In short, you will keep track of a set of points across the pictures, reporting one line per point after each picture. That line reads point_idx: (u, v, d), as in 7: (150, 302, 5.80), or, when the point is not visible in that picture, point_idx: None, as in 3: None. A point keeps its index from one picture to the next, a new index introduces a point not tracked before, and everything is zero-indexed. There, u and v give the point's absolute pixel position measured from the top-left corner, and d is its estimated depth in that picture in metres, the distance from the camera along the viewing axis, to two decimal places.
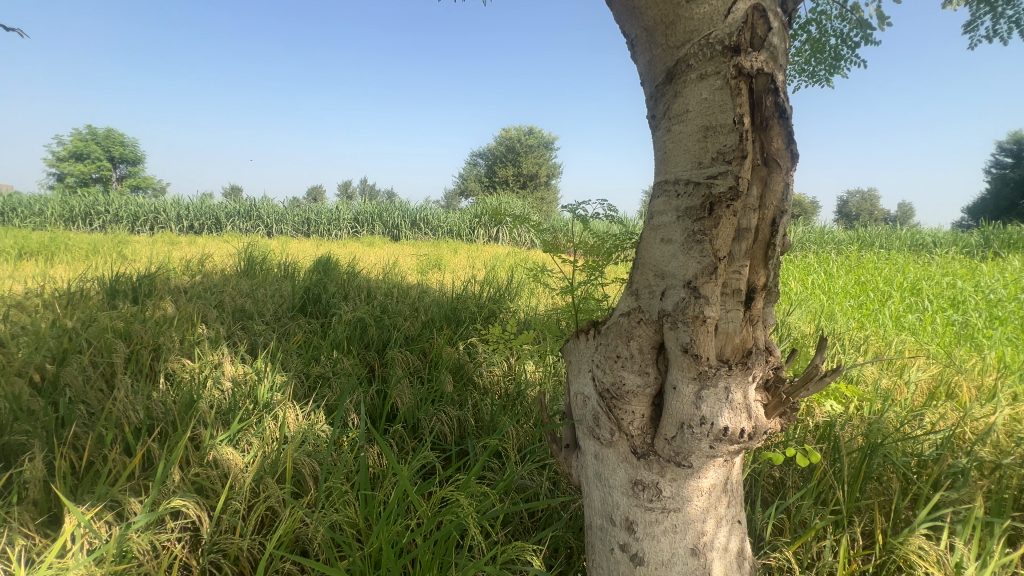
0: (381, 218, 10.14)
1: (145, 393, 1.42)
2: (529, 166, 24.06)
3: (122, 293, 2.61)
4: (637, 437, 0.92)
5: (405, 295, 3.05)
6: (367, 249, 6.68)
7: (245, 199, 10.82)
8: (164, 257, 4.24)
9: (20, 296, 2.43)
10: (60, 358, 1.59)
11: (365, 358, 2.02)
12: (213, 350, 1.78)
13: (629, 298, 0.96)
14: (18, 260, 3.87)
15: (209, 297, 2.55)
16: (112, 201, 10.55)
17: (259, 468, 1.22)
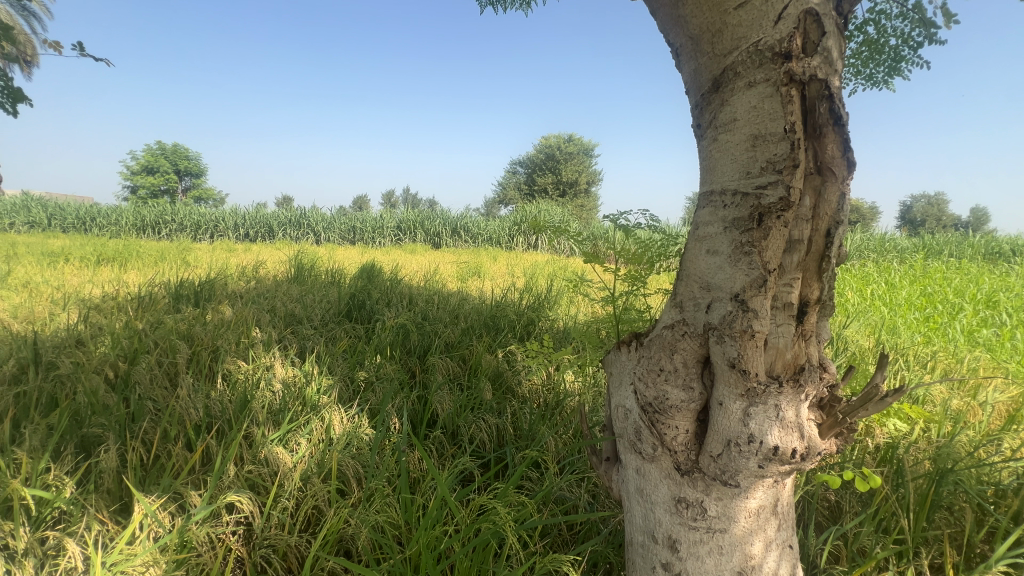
0: (422, 226, 10.36)
1: (205, 392, 1.51)
2: (568, 173, 24.01)
3: (185, 297, 2.80)
4: (680, 453, 0.90)
5: (446, 302, 3.11)
6: (409, 257, 6.85)
7: (296, 208, 11.37)
8: (223, 264, 4.52)
9: (98, 300, 2.64)
10: (131, 358, 1.72)
11: (407, 363, 2.07)
12: (266, 352, 1.88)
13: (673, 310, 0.94)
14: (97, 266, 4.24)
15: (263, 302, 2.70)
16: (178, 210, 11.36)
17: (307, 467, 1.27)
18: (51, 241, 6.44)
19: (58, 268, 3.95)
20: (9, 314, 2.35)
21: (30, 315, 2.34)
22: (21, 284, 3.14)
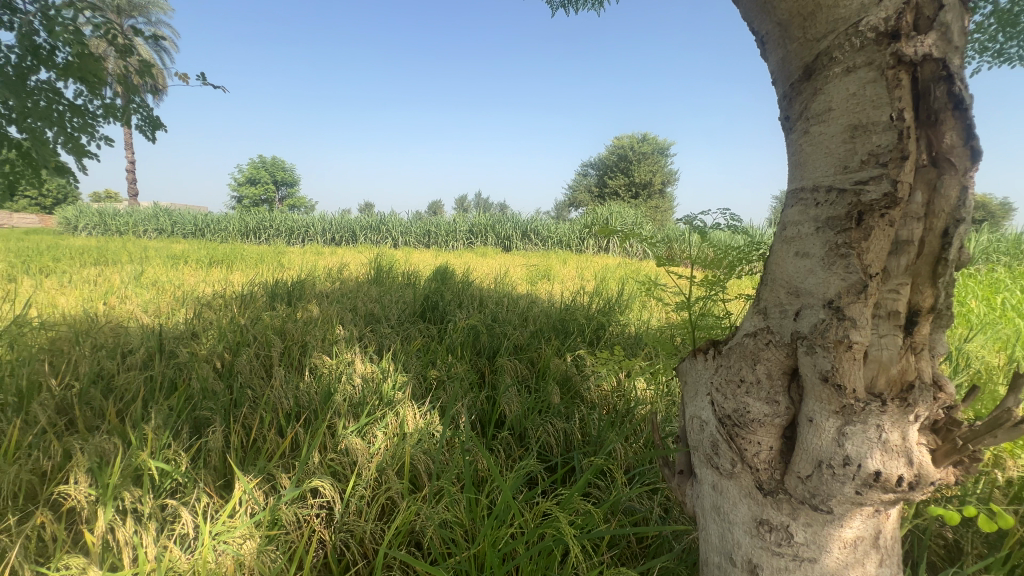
0: (493, 230, 10.56)
1: (295, 384, 1.65)
2: (641, 174, 23.31)
3: (280, 296, 3.08)
4: (763, 471, 0.83)
5: (515, 305, 3.14)
6: (480, 260, 7.02)
7: (377, 214, 12.08)
8: (312, 266, 4.92)
9: (210, 298, 2.98)
10: (235, 350, 1.92)
11: (477, 364, 2.12)
12: (347, 349, 2.01)
13: (756, 317, 0.88)
14: (209, 267, 4.79)
15: (346, 301, 2.90)
16: (275, 217, 12.53)
17: (383, 459, 1.33)
18: (174, 246, 7.34)
19: (179, 269, 4.52)
20: (141, 309, 2.72)
21: (157, 310, 2.69)
22: (151, 283, 3.62)
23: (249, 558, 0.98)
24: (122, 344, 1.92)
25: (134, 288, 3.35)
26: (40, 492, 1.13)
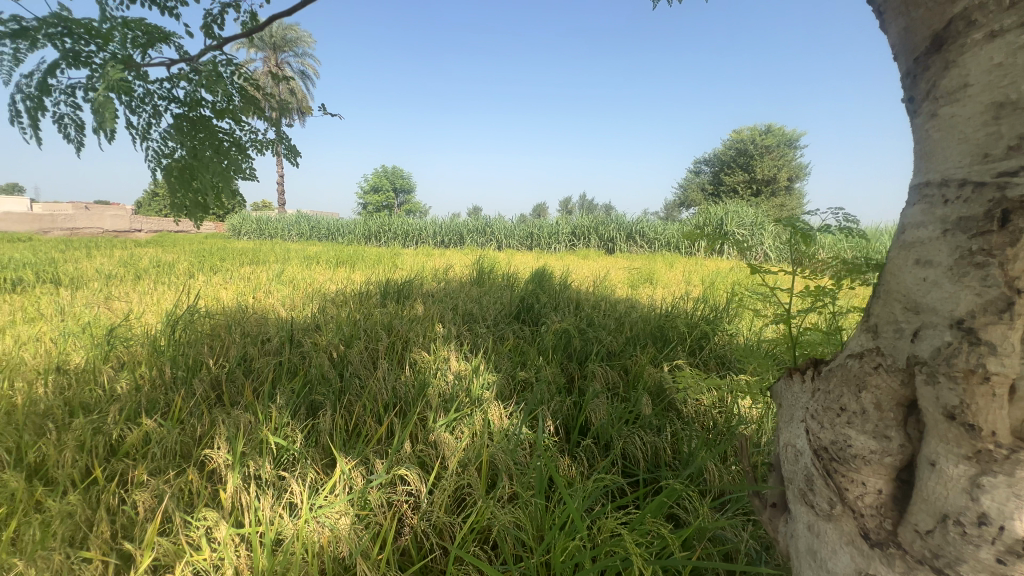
0: (596, 232, 10.38)
1: (395, 376, 1.78)
2: (764, 170, 21.23)
3: (391, 294, 3.35)
4: (868, 518, 0.70)
5: (612, 309, 3.06)
6: (582, 262, 6.95)
7: (484, 217, 12.58)
8: (422, 267, 5.27)
9: (333, 295, 3.34)
10: (348, 342, 2.12)
11: (567, 368, 2.10)
12: (444, 346, 2.11)
13: (865, 336, 0.76)
14: (337, 267, 5.38)
15: (448, 301, 3.05)
16: (394, 222, 13.69)
17: (466, 455, 1.38)
18: (309, 249, 8.34)
19: (313, 269, 5.15)
20: (280, 303, 3.13)
21: (291, 304, 3.08)
22: (290, 280, 4.18)
23: (342, 531, 1.07)
24: (262, 333, 2.22)
25: (276, 285, 3.87)
26: (192, 450, 1.35)
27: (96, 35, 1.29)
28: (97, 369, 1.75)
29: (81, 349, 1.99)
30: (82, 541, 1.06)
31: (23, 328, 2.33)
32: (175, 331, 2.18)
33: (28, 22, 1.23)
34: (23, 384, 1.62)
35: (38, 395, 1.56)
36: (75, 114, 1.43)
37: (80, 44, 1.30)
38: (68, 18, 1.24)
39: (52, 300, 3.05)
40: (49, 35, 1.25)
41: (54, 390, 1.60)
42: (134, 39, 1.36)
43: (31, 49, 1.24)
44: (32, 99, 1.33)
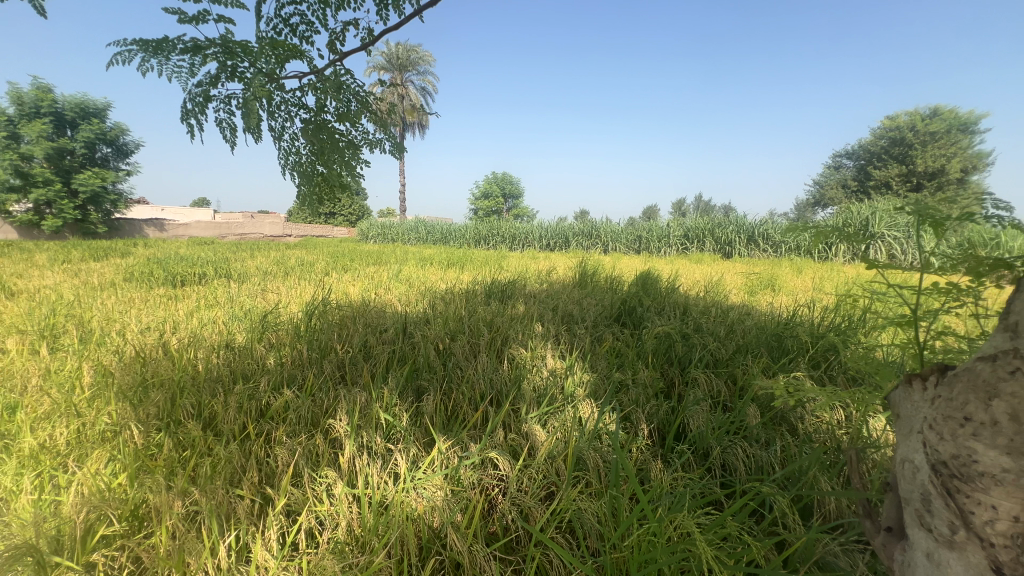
0: (712, 234, 9.67)
1: (493, 368, 1.87)
2: (926, 160, 17.99)
3: (495, 294, 3.50)
4: (1000, 549, 0.58)
5: (724, 315, 2.85)
6: (694, 266, 6.54)
7: (590, 221, 12.46)
8: (527, 269, 5.40)
9: (444, 293, 3.59)
10: (453, 335, 2.28)
11: (667, 373, 2.01)
12: (542, 343, 2.16)
13: (1001, 335, 0.64)
14: (448, 268, 5.75)
15: (549, 302, 3.10)
16: (502, 226, 14.21)
17: (555, 447, 1.41)
18: (425, 252, 9.01)
19: (427, 269, 5.56)
20: (397, 299, 3.46)
21: (407, 300, 3.38)
22: (408, 279, 4.57)
23: (437, 502, 1.18)
24: (380, 323, 2.49)
25: (396, 283, 4.28)
26: (319, 419, 1.56)
27: (247, 53, 1.55)
28: (254, 346, 2.10)
29: (244, 331, 2.41)
30: (238, 482, 1.29)
31: (206, 311, 2.88)
32: (313, 319, 2.53)
33: (201, 45, 1.54)
34: (204, 355, 2.02)
35: (213, 364, 1.92)
36: (231, 119, 1.74)
37: (237, 61, 1.59)
38: (229, 40, 1.53)
39: (227, 291, 3.72)
40: (216, 55, 1.55)
41: (224, 360, 1.96)
42: (275, 55, 1.60)
43: (201, 66, 1.56)
44: (200, 107, 1.65)
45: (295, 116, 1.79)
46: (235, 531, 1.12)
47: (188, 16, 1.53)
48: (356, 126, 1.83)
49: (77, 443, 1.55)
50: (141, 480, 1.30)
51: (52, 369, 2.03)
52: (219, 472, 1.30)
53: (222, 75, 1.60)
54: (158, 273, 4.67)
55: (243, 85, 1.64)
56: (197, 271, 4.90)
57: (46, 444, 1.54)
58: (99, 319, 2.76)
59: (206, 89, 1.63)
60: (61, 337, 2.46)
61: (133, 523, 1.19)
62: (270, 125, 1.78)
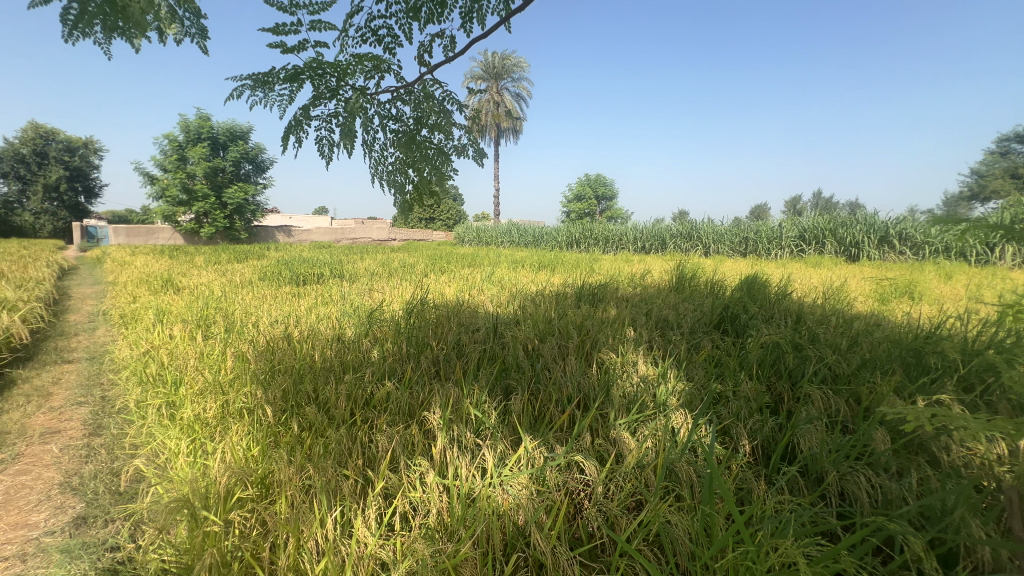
0: (834, 234, 8.61)
1: (581, 371, 1.84)
2: None
3: (587, 297, 3.45)
4: None
5: (847, 326, 2.52)
6: (811, 270, 5.87)
7: (690, 221, 11.79)
8: (620, 272, 5.25)
9: (534, 295, 3.62)
10: (542, 337, 2.29)
11: (775, 386, 1.83)
12: (633, 348, 2.08)
13: None
14: (540, 271, 5.79)
15: (642, 306, 2.98)
16: (595, 229, 14.03)
17: (644, 456, 1.36)
18: (519, 255, 9.17)
19: (519, 272, 5.65)
20: (489, 300, 3.56)
21: (498, 302, 3.46)
22: (500, 281, 4.69)
23: (522, 500, 1.20)
24: (472, 323, 2.58)
25: (489, 285, 4.41)
26: (414, 411, 1.66)
27: (340, 71, 1.69)
28: (361, 341, 2.30)
29: (353, 326, 2.64)
30: (345, 463, 1.42)
31: (323, 308, 3.21)
32: (412, 317, 2.70)
33: (301, 70, 1.70)
34: (320, 347, 2.25)
35: (327, 355, 2.14)
36: (330, 136, 1.90)
37: (333, 81, 1.74)
38: (325, 63, 1.67)
39: (341, 290, 4.11)
40: (313, 77, 1.71)
41: (336, 352, 2.16)
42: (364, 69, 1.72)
43: (302, 89, 1.72)
44: (304, 128, 1.83)
45: (386, 127, 1.91)
46: (341, 506, 1.23)
47: (288, 46, 1.70)
48: (440, 131, 1.89)
49: (222, 417, 1.82)
50: (268, 454, 1.49)
51: (205, 354, 2.40)
52: (330, 453, 1.44)
53: (320, 95, 1.76)
54: (286, 273, 5.31)
55: (339, 103, 1.79)
56: (317, 271, 5.49)
57: (200, 416, 1.83)
58: (240, 312, 3.21)
59: (308, 110, 1.80)
60: (212, 327, 2.90)
61: (261, 490, 1.37)
62: (363, 138, 1.92)
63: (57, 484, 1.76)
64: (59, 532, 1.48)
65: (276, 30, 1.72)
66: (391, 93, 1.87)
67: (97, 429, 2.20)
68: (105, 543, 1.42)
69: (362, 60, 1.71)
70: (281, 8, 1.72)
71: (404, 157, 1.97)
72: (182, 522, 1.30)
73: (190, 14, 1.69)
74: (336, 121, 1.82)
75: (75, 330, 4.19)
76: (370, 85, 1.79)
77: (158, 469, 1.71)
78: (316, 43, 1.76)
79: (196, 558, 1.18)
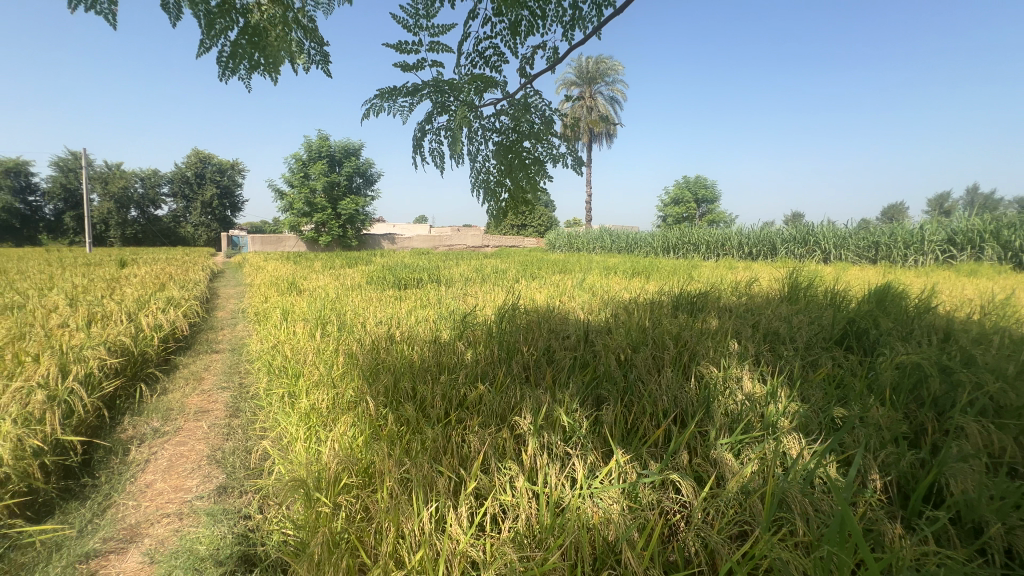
0: (996, 238, 7.23)
1: (678, 384, 1.74)
2: None
3: (684, 306, 3.26)
4: None
5: (1015, 347, 2.08)
6: (963, 280, 4.98)
7: (805, 225, 10.65)
8: (722, 280, 4.90)
9: (627, 303, 3.50)
10: (635, 347, 2.20)
11: (916, 415, 1.57)
12: (738, 362, 1.91)
13: None
14: (634, 278, 5.61)
15: (749, 317, 2.75)
16: (694, 234, 13.29)
17: (751, 482, 1.24)
18: (611, 261, 8.94)
19: (612, 279, 5.52)
20: (580, 307, 3.51)
21: (589, 309, 3.41)
22: (592, 288, 4.62)
23: (614, 515, 1.16)
24: (563, 330, 2.56)
25: (580, 291, 4.37)
26: (506, 415, 1.68)
27: (453, 88, 1.79)
28: (456, 343, 2.40)
29: (449, 329, 2.76)
30: (439, 460, 1.48)
31: (421, 311, 3.41)
32: (503, 322, 2.76)
33: (420, 87, 1.82)
34: (418, 348, 2.39)
35: (424, 356, 2.26)
36: (439, 148, 2.01)
37: (447, 97, 1.84)
38: (441, 81, 1.78)
39: (437, 294, 4.32)
40: (430, 94, 1.82)
41: (432, 353, 2.27)
42: (475, 85, 1.80)
43: (420, 105, 1.84)
44: (419, 141, 1.96)
45: (489, 139, 1.98)
46: (435, 501, 1.28)
47: (410, 65, 1.84)
48: (540, 141, 1.91)
49: (333, 408, 2.00)
50: (372, 445, 1.60)
51: (321, 350, 2.67)
52: (426, 450, 1.52)
53: (434, 110, 1.87)
54: (390, 278, 5.73)
55: (450, 118, 1.89)
56: (417, 277, 5.84)
57: (315, 406, 2.03)
58: (350, 313, 3.51)
59: (423, 124, 1.92)
60: (327, 326, 3.21)
61: (364, 479, 1.47)
62: (469, 149, 2.00)
63: (205, 456, 2.06)
64: (206, 498, 1.73)
65: (400, 49, 1.84)
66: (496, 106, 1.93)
67: (236, 411, 2.54)
68: (240, 511, 1.63)
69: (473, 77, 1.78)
70: (405, 28, 1.82)
71: (505, 167, 2.02)
72: (299, 500, 1.44)
73: (314, 45, 1.89)
74: (446, 135, 1.92)
75: (222, 325, 4.89)
76: (479, 100, 1.86)
77: (282, 450, 1.93)
78: (433, 63, 1.87)
79: (310, 534, 1.30)
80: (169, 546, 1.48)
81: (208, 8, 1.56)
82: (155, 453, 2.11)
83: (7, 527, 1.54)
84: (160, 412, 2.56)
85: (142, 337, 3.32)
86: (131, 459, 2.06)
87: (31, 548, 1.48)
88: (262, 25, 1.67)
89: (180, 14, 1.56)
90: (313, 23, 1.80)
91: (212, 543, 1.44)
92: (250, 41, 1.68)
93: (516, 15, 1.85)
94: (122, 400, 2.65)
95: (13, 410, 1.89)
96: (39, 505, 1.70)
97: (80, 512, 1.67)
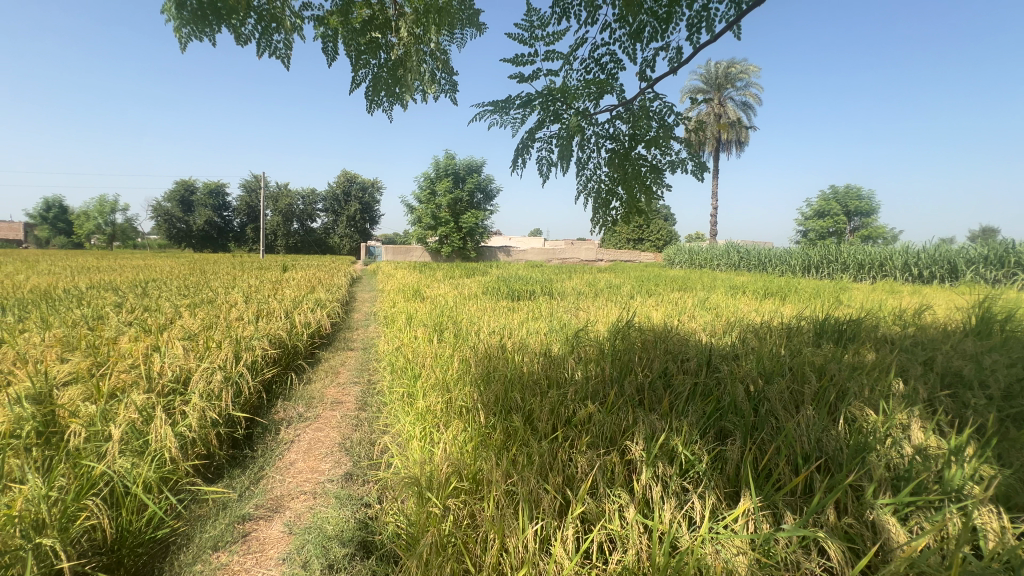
0: None
1: (824, 426, 1.49)
2: None
3: (829, 335, 2.83)
4: None
5: None
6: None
7: (1000, 241, 8.64)
8: (880, 306, 4.18)
9: (758, 327, 3.13)
10: (768, 377, 1.94)
11: None
12: (904, 406, 1.58)
13: None
14: (766, 299, 5.04)
15: (918, 352, 2.28)
16: (843, 252, 11.62)
17: (924, 557, 1.02)
18: (740, 280, 8.11)
19: (739, 299, 5.04)
20: (701, 329, 3.23)
21: (712, 331, 3.13)
22: (715, 308, 4.26)
23: (740, 568, 1.03)
24: (682, 352, 2.38)
25: (701, 311, 4.05)
26: (616, 437, 1.59)
27: (567, 97, 1.78)
28: (566, 358, 2.36)
29: (559, 343, 2.74)
30: (546, 476, 1.45)
31: (533, 323, 3.44)
32: (616, 339, 2.66)
33: (533, 97, 1.85)
34: (528, 359, 2.40)
35: (534, 368, 2.26)
36: (548, 156, 2.02)
37: (558, 105, 1.84)
38: (554, 89, 1.79)
39: (549, 307, 4.33)
40: (543, 103, 1.83)
41: (542, 366, 2.27)
42: (588, 93, 1.77)
43: (532, 114, 1.87)
44: (528, 148, 1.99)
45: (601, 147, 1.93)
46: (541, 520, 1.26)
47: (525, 75, 1.88)
48: (658, 147, 1.82)
49: (446, 411, 2.10)
50: (480, 452, 1.63)
51: (438, 355, 2.83)
52: (532, 464, 1.50)
53: (546, 119, 1.88)
54: (505, 289, 5.92)
55: (561, 126, 1.88)
56: (530, 289, 5.96)
57: (430, 408, 2.14)
58: (465, 321, 3.67)
59: (533, 133, 1.94)
60: (445, 332, 3.40)
61: (473, 484, 1.51)
62: (580, 156, 1.98)
63: (337, 443, 2.30)
64: (336, 482, 1.92)
65: (517, 63, 1.89)
66: (610, 113, 1.89)
67: (364, 405, 2.80)
68: (362, 499, 1.77)
69: (587, 85, 1.77)
70: (521, 41, 1.86)
71: (618, 175, 1.96)
72: (412, 497, 1.52)
73: (445, 75, 2.02)
74: (555, 142, 1.92)
75: (357, 326, 5.47)
76: (591, 109, 1.83)
77: (400, 446, 2.07)
78: (548, 72, 1.88)
79: (421, 532, 1.37)
80: (304, 521, 1.66)
81: (358, 47, 1.76)
82: (299, 436, 2.40)
83: (190, 483, 1.86)
84: (305, 398, 2.94)
85: (295, 332, 3.84)
86: (281, 438, 2.38)
87: (206, 503, 1.77)
88: (401, 59, 1.84)
89: (337, 54, 1.78)
90: (446, 56, 1.92)
91: (338, 524, 1.58)
92: (390, 74, 1.85)
93: (638, 22, 1.80)
94: (278, 385, 3.09)
95: (200, 386, 2.30)
96: (214, 468, 2.05)
97: (241, 479, 1.96)
